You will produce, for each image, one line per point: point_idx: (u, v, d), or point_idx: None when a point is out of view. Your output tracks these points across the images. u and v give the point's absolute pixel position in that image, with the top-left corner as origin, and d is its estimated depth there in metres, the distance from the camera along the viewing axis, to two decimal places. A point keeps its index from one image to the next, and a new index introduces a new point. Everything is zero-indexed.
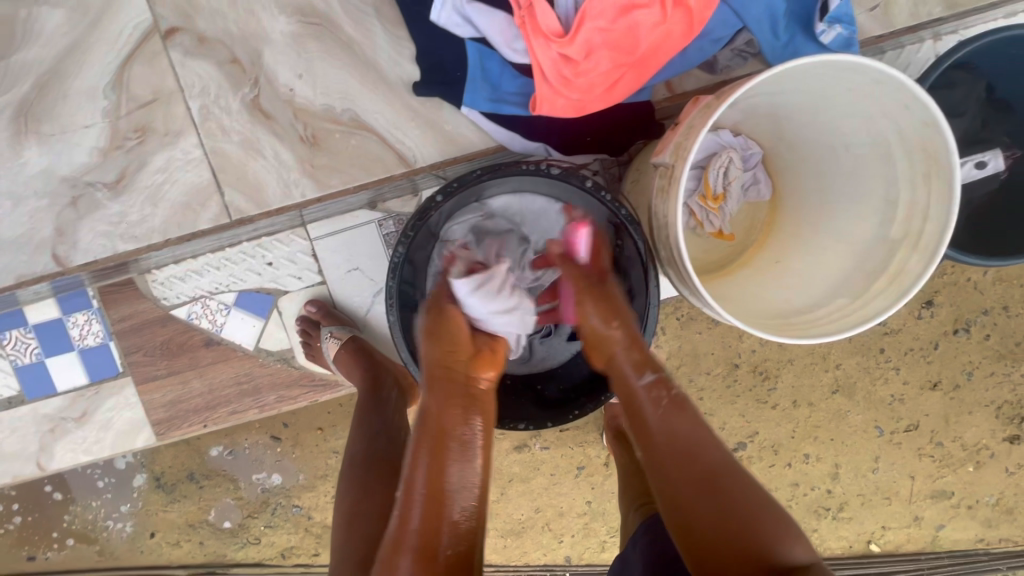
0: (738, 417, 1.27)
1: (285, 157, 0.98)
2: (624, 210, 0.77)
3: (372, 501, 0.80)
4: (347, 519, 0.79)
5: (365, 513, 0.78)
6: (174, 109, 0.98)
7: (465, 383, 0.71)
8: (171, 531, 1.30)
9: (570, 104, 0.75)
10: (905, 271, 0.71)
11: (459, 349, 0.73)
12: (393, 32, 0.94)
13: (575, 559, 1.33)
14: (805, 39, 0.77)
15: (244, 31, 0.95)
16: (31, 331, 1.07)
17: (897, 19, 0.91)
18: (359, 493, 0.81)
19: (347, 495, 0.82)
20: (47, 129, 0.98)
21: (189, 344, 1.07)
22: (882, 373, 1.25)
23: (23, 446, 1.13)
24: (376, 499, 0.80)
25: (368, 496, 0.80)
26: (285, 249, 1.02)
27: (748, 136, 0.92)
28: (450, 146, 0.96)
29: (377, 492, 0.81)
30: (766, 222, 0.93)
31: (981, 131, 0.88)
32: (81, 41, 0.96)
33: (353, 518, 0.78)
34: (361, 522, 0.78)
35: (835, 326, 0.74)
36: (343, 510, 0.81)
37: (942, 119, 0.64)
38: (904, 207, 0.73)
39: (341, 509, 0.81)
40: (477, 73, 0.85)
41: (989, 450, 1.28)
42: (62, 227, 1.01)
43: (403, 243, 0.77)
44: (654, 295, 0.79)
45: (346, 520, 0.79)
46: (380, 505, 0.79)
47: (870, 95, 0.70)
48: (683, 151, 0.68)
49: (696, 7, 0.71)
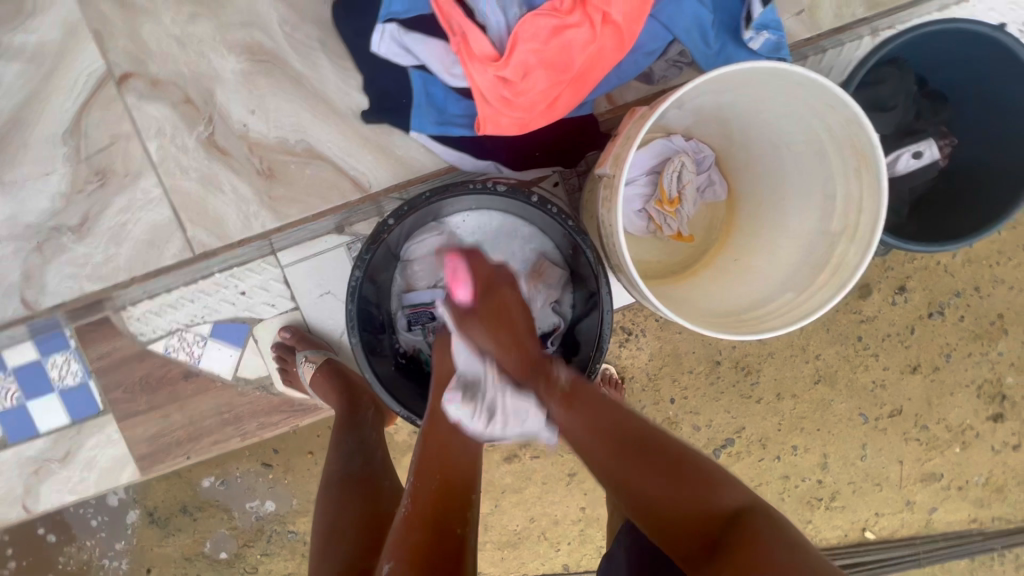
0: (723, 414, 1.29)
1: (244, 190, 1.01)
2: (571, 222, 0.80)
3: (346, 519, 0.79)
4: (324, 535, 0.78)
5: (337, 531, 0.78)
6: (133, 150, 1.00)
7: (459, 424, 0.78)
8: (168, 566, 1.31)
9: (513, 122, 0.79)
10: (845, 262, 0.74)
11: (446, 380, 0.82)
12: (340, 64, 0.97)
13: (573, 566, 1.34)
14: (735, 47, 0.81)
15: (196, 72, 0.98)
16: (10, 376, 1.08)
17: (823, 22, 0.94)
18: (334, 512, 0.81)
19: (322, 516, 0.82)
20: (9, 178, 1.00)
21: (168, 377, 1.08)
22: (862, 360, 1.27)
23: (9, 490, 1.14)
24: (349, 518, 0.79)
25: (341, 514, 0.80)
26: (257, 278, 1.04)
27: (700, 140, 0.95)
28: (407, 169, 0.99)
29: (351, 509, 0.81)
30: (725, 221, 0.96)
31: (915, 122, 0.89)
32: (39, 91, 0.98)
33: (327, 539, 0.77)
34: (334, 541, 0.76)
35: (782, 320, 0.76)
36: (318, 529, 0.80)
37: (863, 116, 0.67)
38: (841, 202, 0.75)
39: (317, 529, 0.81)
40: (422, 99, 0.88)
41: (974, 430, 1.30)
42: (29, 273, 1.03)
43: (359, 266, 0.79)
44: (607, 300, 0.81)
45: (321, 537, 0.79)
46: (355, 522, 0.78)
47: (796, 96, 0.73)
48: (621, 161, 0.70)
49: (623, 23, 0.74)
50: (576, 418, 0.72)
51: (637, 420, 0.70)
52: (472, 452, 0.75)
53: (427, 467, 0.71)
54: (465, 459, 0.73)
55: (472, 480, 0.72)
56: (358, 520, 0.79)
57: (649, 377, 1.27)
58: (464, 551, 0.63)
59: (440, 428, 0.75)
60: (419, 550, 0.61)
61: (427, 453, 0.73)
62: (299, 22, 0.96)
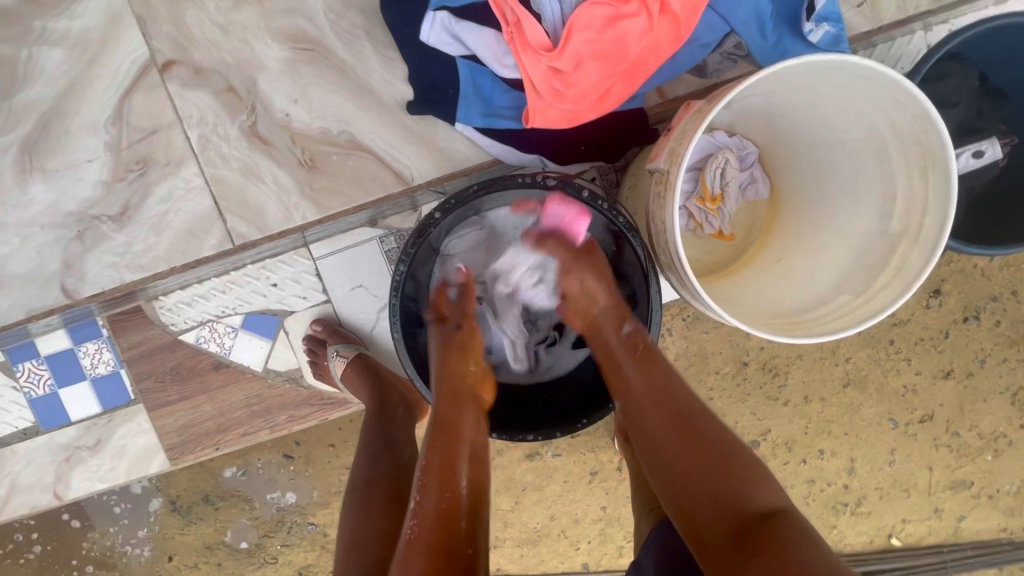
0: (749, 416, 1.26)
1: (284, 181, 0.99)
2: (622, 218, 0.77)
3: (370, 529, 0.78)
4: (347, 546, 0.77)
5: (363, 541, 0.77)
6: (175, 139, 0.99)
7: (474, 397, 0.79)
8: (189, 554, 1.31)
9: (563, 115, 0.77)
10: (907, 265, 0.71)
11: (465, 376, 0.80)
12: (385, 54, 0.95)
13: (592, 565, 1.33)
14: (792, 40, 0.79)
15: (239, 60, 0.97)
16: (43, 363, 1.08)
17: (884, 15, 0.91)
18: (360, 519, 0.80)
19: (347, 525, 0.81)
20: (50, 165, 1.00)
21: (198, 368, 1.08)
22: (893, 364, 1.24)
23: (40, 477, 1.14)
24: (374, 528, 0.78)
25: (367, 523, 0.79)
26: (289, 270, 1.03)
27: (743, 136, 0.92)
28: (448, 161, 0.97)
29: (376, 517, 0.79)
30: (766, 221, 0.93)
31: (976, 120, 0.87)
32: (82, 78, 0.98)
33: (353, 545, 0.76)
34: (359, 548, 0.76)
35: (840, 323, 0.74)
36: (343, 539, 0.79)
37: (936, 113, 0.64)
38: (903, 201, 0.72)
39: (342, 539, 0.80)
40: (470, 89, 0.86)
41: (1007, 437, 1.26)
42: (69, 261, 1.03)
43: (404, 261, 0.77)
44: (657, 297, 0.79)
45: (346, 547, 0.77)
46: (381, 530, 0.77)
47: (862, 93, 0.70)
48: (678, 156, 0.68)
49: (682, 13, 0.72)
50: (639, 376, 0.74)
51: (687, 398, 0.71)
52: (477, 466, 0.70)
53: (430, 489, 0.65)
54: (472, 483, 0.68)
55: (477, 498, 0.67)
56: (382, 530, 0.77)
57: None
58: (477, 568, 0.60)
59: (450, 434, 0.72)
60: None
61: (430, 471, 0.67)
62: (344, 10, 0.95)
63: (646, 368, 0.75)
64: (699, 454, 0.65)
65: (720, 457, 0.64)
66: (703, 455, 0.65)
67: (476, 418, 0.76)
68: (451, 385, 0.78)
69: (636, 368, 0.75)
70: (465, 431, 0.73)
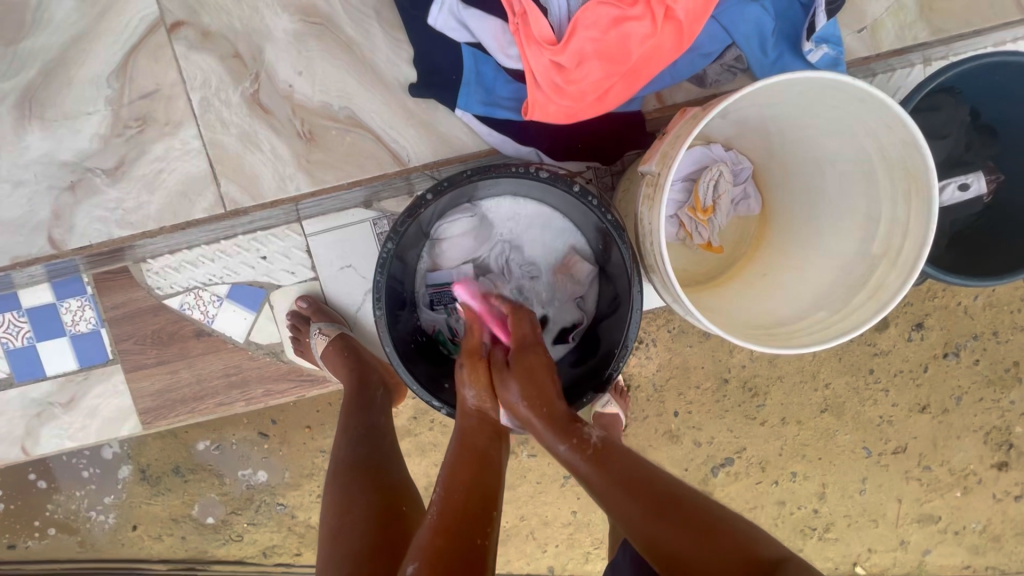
0: (725, 432, 1.27)
1: (282, 151, 1.00)
2: (610, 215, 0.77)
3: (355, 513, 0.76)
4: (332, 533, 0.75)
5: (348, 526, 0.74)
6: (176, 100, 1.00)
7: (493, 423, 0.79)
8: (153, 525, 1.30)
9: (561, 111, 0.78)
10: (885, 285, 0.72)
11: (484, 420, 0.79)
12: (392, 34, 0.96)
13: (558, 569, 1.33)
14: (792, 58, 0.80)
15: (247, 27, 0.97)
16: (23, 315, 1.08)
17: (882, 42, 0.92)
18: (344, 503, 0.78)
19: (328, 512, 0.78)
20: (50, 115, 1.00)
21: (180, 334, 1.08)
22: (871, 394, 1.25)
23: (10, 430, 1.13)
24: (359, 513, 0.76)
25: (350, 509, 0.77)
26: (280, 244, 1.04)
27: (739, 151, 0.94)
28: (447, 147, 0.98)
29: (361, 501, 0.77)
30: (756, 236, 0.94)
31: (965, 154, 0.89)
32: (89, 31, 0.98)
33: (338, 532, 0.74)
34: (344, 535, 0.73)
35: (815, 338, 0.75)
36: (325, 527, 0.76)
37: (922, 139, 0.66)
38: (885, 225, 0.74)
39: (324, 526, 0.77)
40: (472, 77, 0.88)
41: (977, 475, 1.28)
42: (59, 211, 1.03)
43: (391, 239, 0.78)
44: (637, 300, 0.79)
45: (329, 535, 0.75)
46: (366, 519, 0.74)
47: (855, 113, 0.72)
48: (668, 160, 0.70)
49: (685, 21, 0.73)
50: (601, 475, 0.70)
51: (663, 477, 0.69)
52: (498, 469, 0.74)
53: (455, 482, 0.69)
54: (494, 485, 0.71)
55: (497, 498, 0.69)
56: (368, 518, 0.75)
57: (654, 389, 1.26)
58: (486, 559, 0.61)
59: (473, 442, 0.75)
60: (441, 554, 0.59)
61: (454, 471, 0.71)
62: None
63: (601, 466, 0.71)
64: (693, 535, 0.61)
65: (712, 531, 0.62)
66: (697, 533, 0.62)
67: (496, 439, 0.78)
68: (468, 420, 0.79)
69: (591, 464, 0.72)
70: (491, 450, 0.75)
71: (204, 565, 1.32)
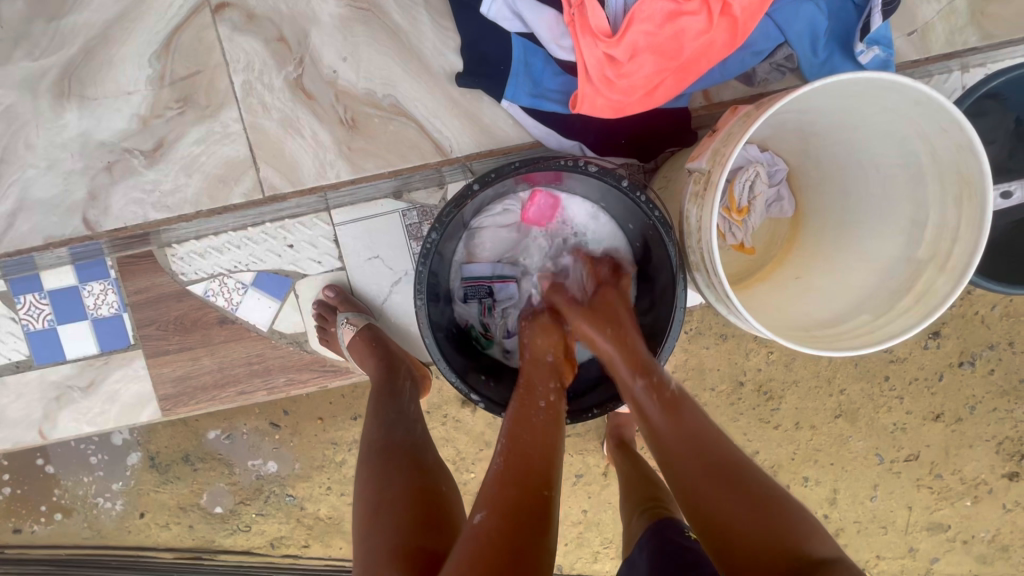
0: (739, 435, 1.27)
1: (323, 138, 0.99)
2: (658, 212, 0.77)
3: (393, 492, 0.75)
4: (371, 509, 0.74)
5: (388, 502, 0.73)
6: (218, 82, 0.99)
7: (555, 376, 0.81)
8: (161, 513, 1.29)
9: (609, 104, 0.80)
10: (932, 291, 0.72)
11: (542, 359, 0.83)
12: (439, 22, 0.95)
13: (566, 567, 1.32)
14: (842, 60, 0.82)
15: (292, 10, 0.96)
16: (45, 298, 1.06)
17: (932, 46, 0.91)
18: (380, 481, 0.77)
19: (364, 490, 0.77)
20: (89, 94, 0.99)
21: (203, 321, 1.06)
22: (885, 401, 1.25)
23: (27, 413, 1.12)
24: (399, 491, 0.75)
25: (387, 487, 0.76)
26: (307, 233, 1.03)
27: (775, 152, 0.92)
28: (488, 137, 0.97)
29: (397, 481, 0.76)
30: (787, 238, 0.93)
31: (1008, 161, 0.91)
32: (130, 10, 0.97)
33: (379, 507, 0.73)
34: (383, 511, 0.72)
35: (858, 341, 0.75)
36: (362, 505, 0.75)
37: (980, 145, 0.66)
38: (932, 230, 0.74)
39: (360, 504, 0.76)
40: (521, 68, 0.88)
41: (988, 485, 1.27)
42: (94, 191, 1.02)
43: (436, 229, 0.78)
44: (681, 297, 0.79)
45: (368, 512, 0.74)
46: (408, 494, 0.74)
47: (906, 115, 0.71)
48: (721, 157, 0.69)
49: (741, 18, 0.74)
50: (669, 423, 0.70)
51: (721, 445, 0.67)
52: (559, 429, 0.73)
53: (519, 443, 0.69)
54: (553, 439, 0.71)
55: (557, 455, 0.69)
56: (408, 494, 0.74)
57: None
58: (551, 509, 0.62)
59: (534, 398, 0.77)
60: (512, 507, 0.60)
61: (516, 428, 0.71)
62: None
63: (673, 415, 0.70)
64: (720, 486, 0.62)
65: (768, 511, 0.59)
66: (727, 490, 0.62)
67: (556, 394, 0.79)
68: (533, 355, 0.84)
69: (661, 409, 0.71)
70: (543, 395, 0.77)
71: (210, 555, 1.30)
